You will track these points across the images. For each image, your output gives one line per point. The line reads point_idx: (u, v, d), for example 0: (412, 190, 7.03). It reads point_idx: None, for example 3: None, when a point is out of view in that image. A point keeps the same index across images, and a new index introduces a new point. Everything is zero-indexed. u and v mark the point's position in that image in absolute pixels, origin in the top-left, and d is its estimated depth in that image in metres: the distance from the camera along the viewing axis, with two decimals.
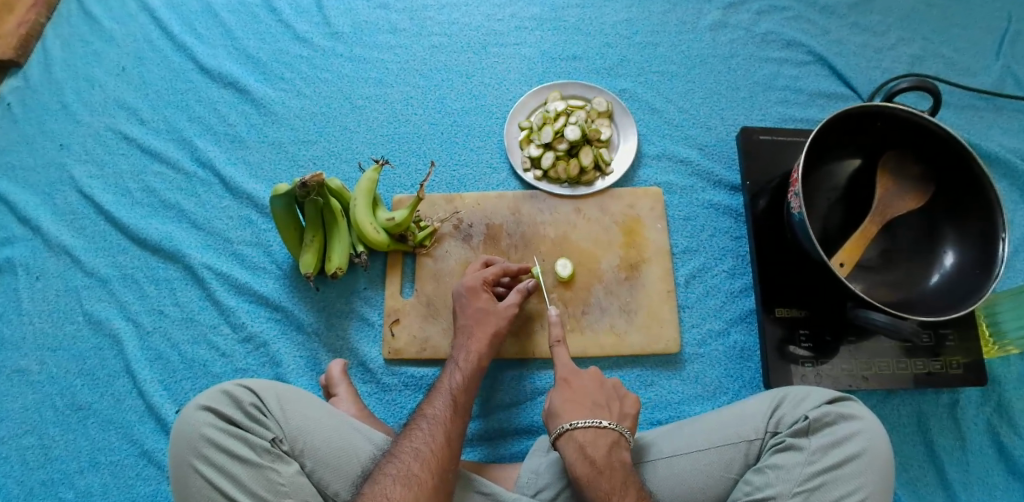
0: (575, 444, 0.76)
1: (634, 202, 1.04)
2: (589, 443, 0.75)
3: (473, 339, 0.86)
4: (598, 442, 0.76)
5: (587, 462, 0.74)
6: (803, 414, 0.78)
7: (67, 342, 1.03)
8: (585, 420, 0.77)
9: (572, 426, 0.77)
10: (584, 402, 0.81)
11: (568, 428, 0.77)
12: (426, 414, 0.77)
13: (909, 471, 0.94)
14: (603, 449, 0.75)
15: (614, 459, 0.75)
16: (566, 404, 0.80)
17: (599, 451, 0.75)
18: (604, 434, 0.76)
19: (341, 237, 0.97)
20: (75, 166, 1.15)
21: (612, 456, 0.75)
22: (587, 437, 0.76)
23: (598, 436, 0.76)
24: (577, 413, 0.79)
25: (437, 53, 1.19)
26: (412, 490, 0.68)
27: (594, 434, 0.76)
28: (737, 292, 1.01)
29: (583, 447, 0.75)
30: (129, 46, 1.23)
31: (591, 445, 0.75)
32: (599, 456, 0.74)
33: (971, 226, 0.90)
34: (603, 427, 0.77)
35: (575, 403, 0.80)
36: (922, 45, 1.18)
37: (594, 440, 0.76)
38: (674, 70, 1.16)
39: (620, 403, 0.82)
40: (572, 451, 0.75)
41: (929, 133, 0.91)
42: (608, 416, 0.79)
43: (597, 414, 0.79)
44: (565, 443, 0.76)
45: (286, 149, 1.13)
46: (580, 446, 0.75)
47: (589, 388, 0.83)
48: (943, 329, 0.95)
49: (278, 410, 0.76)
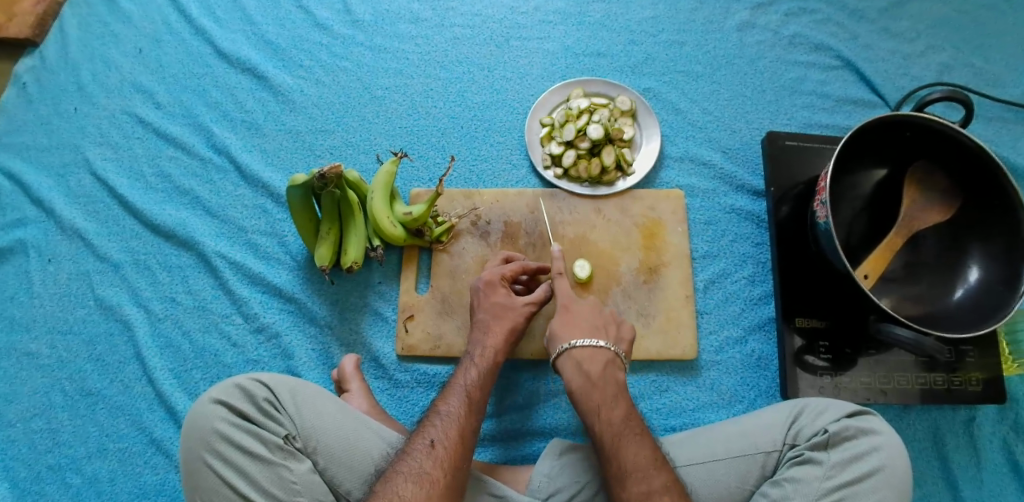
0: (573, 361, 0.79)
1: (655, 204, 1.02)
2: (586, 360, 0.79)
3: (489, 336, 0.84)
4: (595, 360, 0.79)
5: (583, 376, 0.77)
6: (822, 427, 0.76)
7: (77, 326, 1.03)
8: (582, 340, 0.80)
9: (572, 346, 0.80)
10: (582, 323, 0.83)
11: (567, 347, 0.80)
12: (440, 411, 0.76)
13: (922, 486, 0.93)
14: (599, 365, 0.78)
15: (608, 375, 0.78)
16: (563, 324, 0.83)
17: (595, 367, 0.78)
18: (601, 353, 0.79)
19: (357, 229, 0.96)
20: (90, 148, 1.14)
21: (606, 373, 0.78)
22: (584, 355, 0.79)
23: (594, 354, 0.79)
24: (576, 333, 0.81)
25: (458, 44, 1.17)
26: (425, 488, 0.67)
27: (591, 353, 0.79)
28: (757, 300, 0.99)
29: (581, 364, 0.78)
30: (147, 28, 1.22)
31: (588, 362, 0.79)
32: (594, 372, 0.78)
33: (998, 241, 0.89)
34: (601, 347, 0.80)
35: (574, 325, 0.82)
36: (953, 54, 1.16)
37: (591, 358, 0.79)
38: (699, 70, 1.14)
39: (617, 328, 0.85)
40: (570, 367, 0.79)
41: (959, 145, 0.89)
42: (605, 337, 0.82)
43: (595, 335, 0.81)
44: (564, 360, 0.80)
45: (303, 138, 1.12)
46: (577, 362, 0.79)
47: (588, 313, 0.84)
48: (963, 346, 0.93)
49: (291, 405, 0.76)
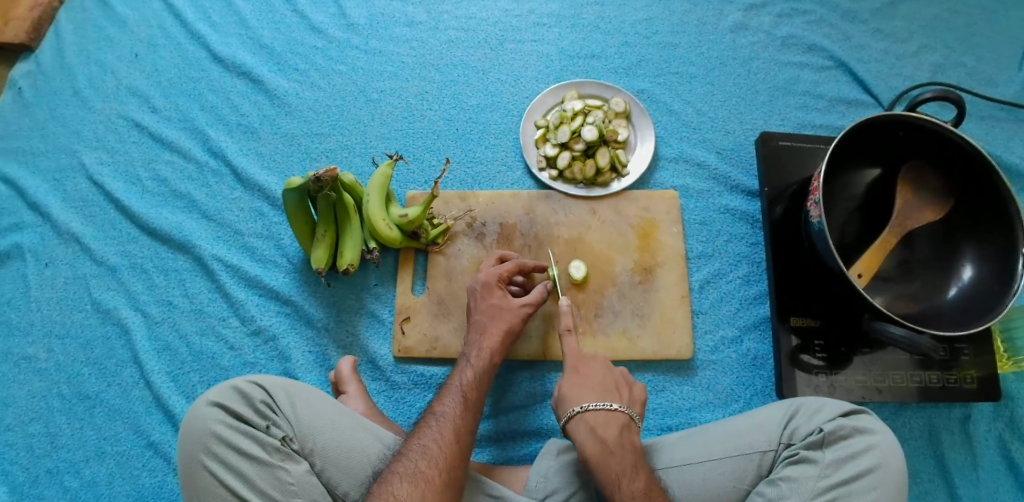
0: (586, 426, 0.76)
1: (650, 204, 1.03)
2: (600, 426, 0.76)
3: (485, 336, 0.85)
4: (609, 424, 0.76)
5: (599, 443, 0.74)
6: (818, 426, 0.77)
7: (75, 330, 1.03)
8: (595, 403, 0.77)
9: (584, 410, 0.77)
10: (593, 385, 0.81)
11: (579, 411, 0.77)
12: (436, 411, 0.76)
13: (918, 484, 0.94)
14: (614, 429, 0.75)
15: (625, 440, 0.75)
16: (575, 390, 0.80)
17: (611, 432, 0.75)
18: (616, 416, 0.77)
19: (353, 232, 0.96)
20: (87, 152, 1.14)
21: (623, 439, 0.75)
22: (598, 419, 0.76)
23: (608, 418, 0.76)
24: (588, 396, 0.79)
25: (453, 47, 1.17)
26: (420, 487, 0.68)
27: (605, 417, 0.76)
28: (752, 299, 0.99)
29: (595, 429, 0.75)
30: (143, 33, 1.22)
31: (603, 427, 0.76)
32: (611, 437, 0.75)
33: (991, 239, 0.89)
34: (615, 409, 0.77)
35: (586, 388, 0.80)
36: (945, 54, 1.16)
37: (605, 423, 0.76)
38: (693, 71, 1.15)
39: (629, 389, 0.82)
40: (583, 432, 0.76)
41: (951, 145, 0.90)
42: (618, 400, 0.79)
43: (608, 398, 0.79)
44: (577, 426, 0.76)
45: (299, 141, 1.12)
46: (592, 427, 0.75)
47: (598, 372, 0.83)
48: (958, 344, 0.94)
49: (289, 407, 0.76)
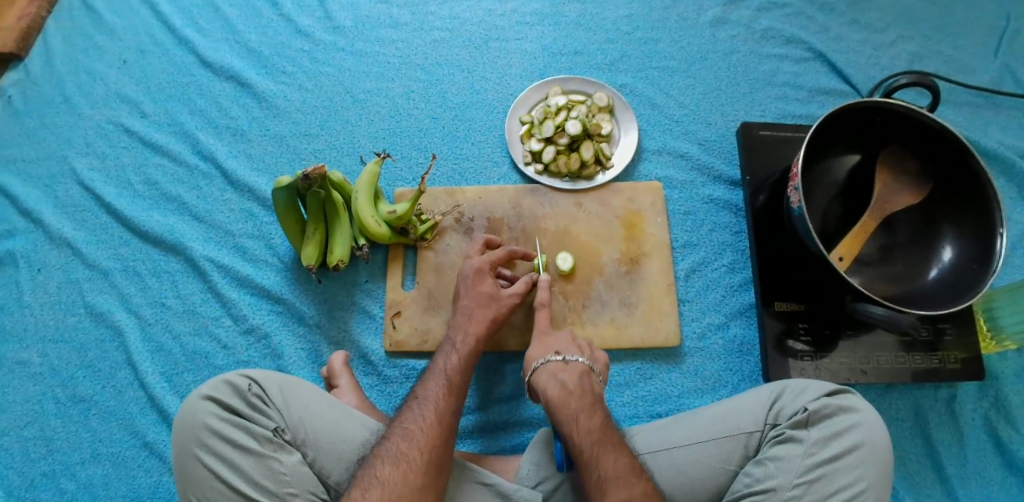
0: (548, 373, 0.80)
1: (634, 196, 1.04)
2: (560, 371, 0.80)
3: (473, 322, 0.86)
4: (570, 372, 0.80)
5: (559, 386, 0.78)
6: (802, 405, 0.78)
7: (69, 334, 1.04)
8: (555, 354, 0.82)
9: (546, 360, 0.82)
10: (556, 343, 0.85)
11: (541, 362, 0.82)
12: (419, 396, 0.78)
13: (907, 464, 0.95)
14: (574, 375, 0.80)
15: (585, 384, 0.79)
16: (538, 347, 0.85)
17: (572, 377, 0.80)
18: (575, 365, 0.81)
19: (343, 229, 0.97)
20: (77, 159, 1.15)
21: (582, 383, 0.79)
22: (558, 366, 0.81)
23: (569, 366, 0.81)
24: (550, 351, 0.84)
25: (438, 47, 1.19)
26: (401, 467, 0.69)
27: (565, 365, 0.81)
28: (737, 286, 1.01)
29: (556, 374, 0.80)
30: (131, 39, 1.24)
31: (563, 373, 0.80)
32: (570, 381, 0.79)
33: (969, 221, 0.91)
34: (575, 360, 0.82)
35: (547, 346, 0.85)
36: (922, 43, 1.19)
37: (565, 369, 0.81)
38: (674, 66, 1.17)
39: (592, 350, 0.87)
40: (545, 379, 0.80)
41: (927, 129, 0.92)
42: (580, 353, 0.84)
43: (570, 352, 0.84)
44: (540, 375, 0.81)
45: (287, 143, 1.14)
46: (554, 374, 0.80)
47: (563, 337, 0.87)
48: (941, 324, 0.95)
49: (280, 400, 0.77)
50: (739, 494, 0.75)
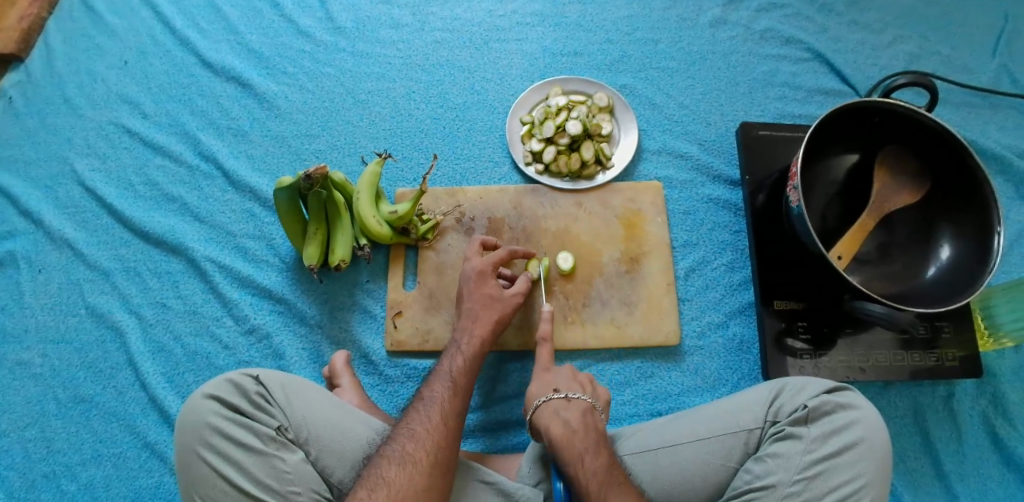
0: (550, 412, 0.79)
1: (634, 196, 1.05)
2: (564, 408, 0.79)
3: (477, 324, 0.87)
4: (572, 408, 0.79)
5: (563, 425, 0.77)
6: (802, 402, 0.78)
7: (70, 334, 1.04)
8: (557, 391, 0.81)
9: (547, 398, 0.81)
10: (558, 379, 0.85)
11: (543, 399, 0.81)
12: (424, 397, 0.78)
13: (906, 462, 0.95)
14: (578, 412, 0.79)
15: (588, 421, 0.78)
16: (539, 384, 0.84)
17: (575, 415, 0.78)
18: (578, 402, 0.80)
19: (344, 229, 0.98)
20: (78, 159, 1.15)
21: (585, 421, 0.78)
22: (560, 404, 0.80)
23: (571, 403, 0.80)
24: (551, 388, 0.83)
25: (439, 48, 1.19)
26: (407, 468, 0.69)
27: (567, 402, 0.80)
28: (737, 285, 1.02)
29: (559, 412, 0.79)
30: (132, 40, 1.24)
31: (566, 411, 0.79)
32: (574, 419, 0.78)
33: (966, 220, 0.92)
34: (576, 397, 0.81)
35: (549, 384, 0.84)
36: (920, 43, 1.20)
37: (568, 406, 0.80)
38: (674, 66, 1.17)
39: (593, 387, 0.85)
40: (547, 417, 0.79)
41: (924, 128, 0.93)
42: (581, 391, 0.83)
43: (572, 389, 0.83)
44: (542, 412, 0.80)
45: (288, 143, 1.14)
46: (556, 411, 0.79)
47: (563, 373, 0.86)
48: (938, 321, 0.96)
49: (283, 399, 0.77)
50: (737, 491, 0.75)
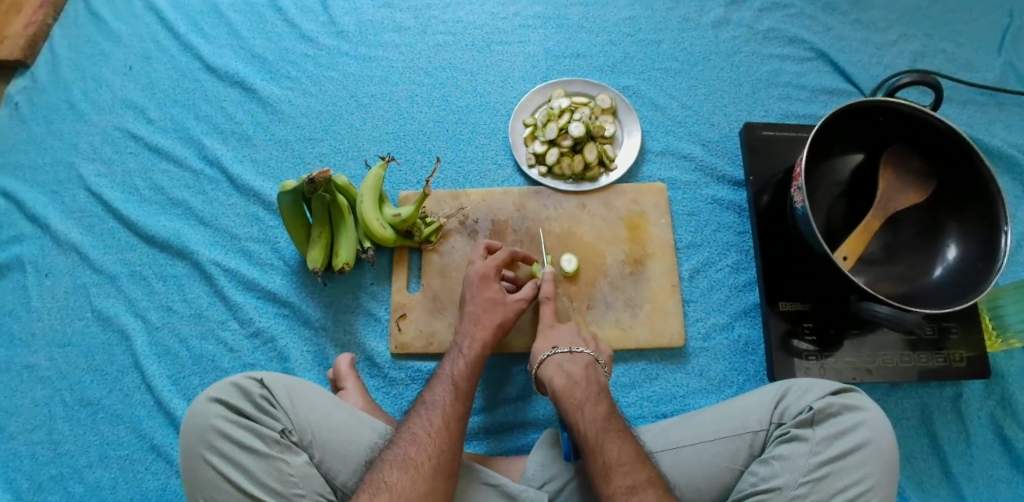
0: (554, 364, 0.82)
1: (638, 197, 1.04)
2: (567, 361, 0.82)
3: (480, 327, 0.86)
4: (576, 362, 0.82)
5: (565, 376, 0.80)
6: (807, 405, 0.78)
7: (77, 338, 1.05)
8: (561, 346, 0.85)
9: (552, 351, 0.84)
10: (563, 335, 0.87)
11: (547, 353, 0.84)
12: (426, 400, 0.78)
13: (913, 463, 0.95)
14: (580, 366, 0.82)
15: (590, 375, 0.81)
16: (545, 339, 0.87)
17: (578, 368, 0.81)
18: (581, 357, 0.83)
19: (348, 232, 0.98)
20: (84, 164, 1.16)
21: (588, 374, 0.81)
22: (564, 357, 0.83)
23: (575, 357, 0.83)
24: (556, 343, 0.86)
25: (442, 51, 1.20)
26: (409, 473, 0.69)
27: (571, 356, 0.83)
28: (741, 287, 1.01)
29: (563, 365, 0.82)
30: (136, 46, 1.25)
31: (569, 363, 0.82)
32: (577, 372, 0.81)
33: (973, 218, 0.91)
34: (580, 351, 0.84)
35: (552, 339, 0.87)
36: (924, 42, 1.19)
37: (572, 360, 0.83)
38: (677, 67, 1.17)
39: (597, 344, 0.88)
40: (551, 370, 0.82)
41: (930, 127, 0.92)
42: (585, 346, 0.86)
43: (576, 345, 0.86)
44: (546, 365, 0.83)
45: (292, 147, 1.15)
46: (560, 364, 0.82)
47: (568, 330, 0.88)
48: (946, 322, 0.95)
49: (287, 402, 0.78)
50: (743, 493, 0.75)
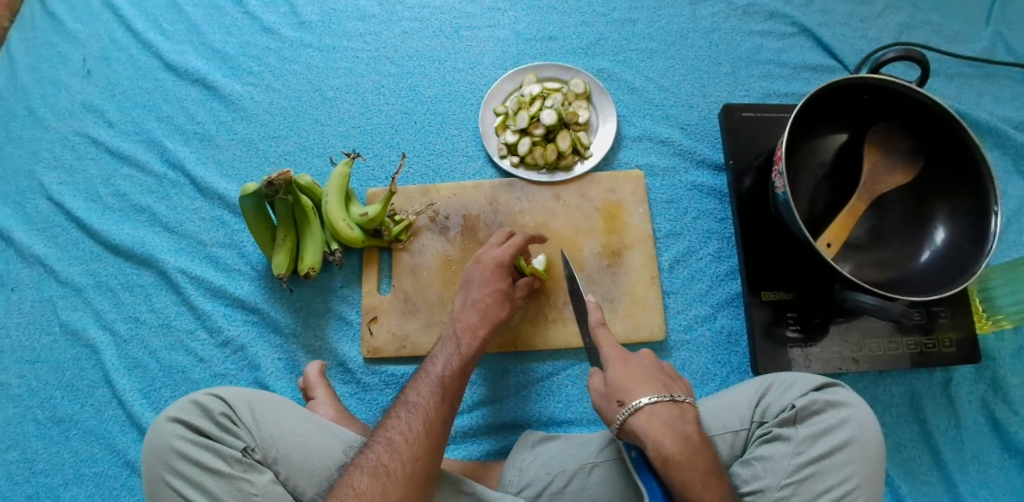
0: (661, 419, 0.69)
1: (614, 186, 1.01)
2: (678, 419, 0.70)
3: (461, 326, 0.84)
4: (687, 419, 0.70)
5: (682, 438, 0.68)
6: (790, 402, 0.74)
7: (46, 353, 1.02)
8: (660, 395, 0.71)
9: (656, 401, 0.70)
10: (651, 377, 0.74)
11: (646, 402, 0.70)
12: (407, 401, 0.75)
13: (903, 452, 0.93)
14: (692, 424, 0.70)
15: (701, 438, 0.70)
16: (631, 379, 0.74)
17: (691, 428, 0.70)
18: (688, 411, 0.71)
19: (314, 234, 0.94)
20: (45, 173, 1.12)
21: (700, 435, 0.70)
22: (672, 413, 0.70)
23: (682, 413, 0.71)
24: (647, 389, 0.72)
25: (408, 38, 1.14)
26: (380, 481, 0.66)
27: (680, 411, 0.71)
28: (724, 276, 0.98)
29: (673, 422, 0.69)
30: (94, 45, 1.20)
31: (680, 421, 0.70)
32: (692, 433, 0.69)
33: (962, 200, 0.87)
34: (683, 403, 0.72)
35: (641, 379, 0.74)
36: (911, 13, 1.14)
37: (681, 416, 0.70)
38: (653, 47, 1.12)
39: (677, 385, 0.76)
40: (657, 427, 0.68)
41: (917, 105, 0.88)
42: (678, 392, 0.74)
43: (671, 391, 0.73)
44: (645, 418, 0.69)
45: (256, 146, 1.10)
46: (670, 421, 0.69)
47: (648, 366, 0.76)
48: (935, 306, 0.92)
49: (249, 418, 0.75)
50: None
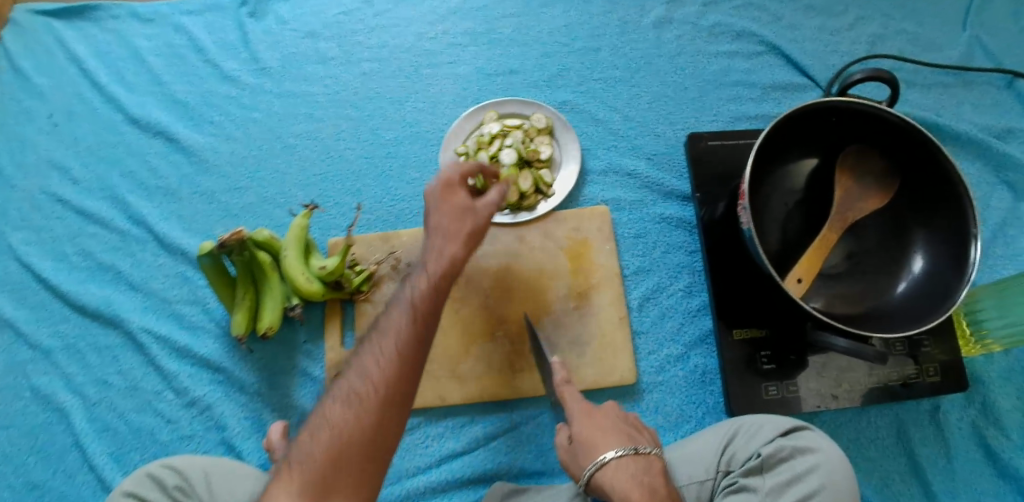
0: (626, 473, 0.66)
1: (579, 224, 0.98)
2: (644, 472, 0.66)
3: (439, 239, 0.72)
4: (653, 471, 0.67)
5: (649, 491, 0.64)
6: (756, 450, 0.71)
7: (17, 418, 1.01)
8: (621, 449, 0.68)
9: (620, 455, 0.67)
10: (615, 428, 0.72)
11: (609, 457, 0.67)
12: (382, 321, 0.67)
13: (892, 487, 0.88)
14: (658, 476, 0.66)
15: (669, 490, 0.65)
16: (594, 432, 0.71)
17: (658, 482, 0.65)
18: (654, 462, 0.68)
19: (272, 290, 0.92)
20: (12, 233, 1.11)
21: (667, 488, 0.65)
22: (637, 466, 0.67)
23: (647, 465, 0.67)
24: (611, 441, 0.69)
25: (368, 80, 1.13)
26: (352, 409, 0.61)
27: (645, 463, 0.67)
28: (695, 312, 0.95)
29: (638, 475, 0.66)
30: (59, 99, 1.18)
31: (648, 474, 0.66)
32: (659, 486, 0.65)
33: (941, 223, 0.84)
34: (648, 453, 0.68)
35: (604, 429, 0.71)
36: (883, 23, 1.10)
37: (647, 469, 0.67)
38: (617, 75, 1.09)
39: (643, 434, 0.73)
40: (624, 481, 0.65)
41: (888, 125, 0.84)
42: (643, 441, 0.70)
43: (636, 441, 0.70)
44: (607, 473, 0.67)
45: (219, 199, 1.09)
46: (634, 474, 0.66)
47: (612, 417, 0.73)
48: (918, 335, 0.88)
49: (203, 492, 0.73)
50: None
